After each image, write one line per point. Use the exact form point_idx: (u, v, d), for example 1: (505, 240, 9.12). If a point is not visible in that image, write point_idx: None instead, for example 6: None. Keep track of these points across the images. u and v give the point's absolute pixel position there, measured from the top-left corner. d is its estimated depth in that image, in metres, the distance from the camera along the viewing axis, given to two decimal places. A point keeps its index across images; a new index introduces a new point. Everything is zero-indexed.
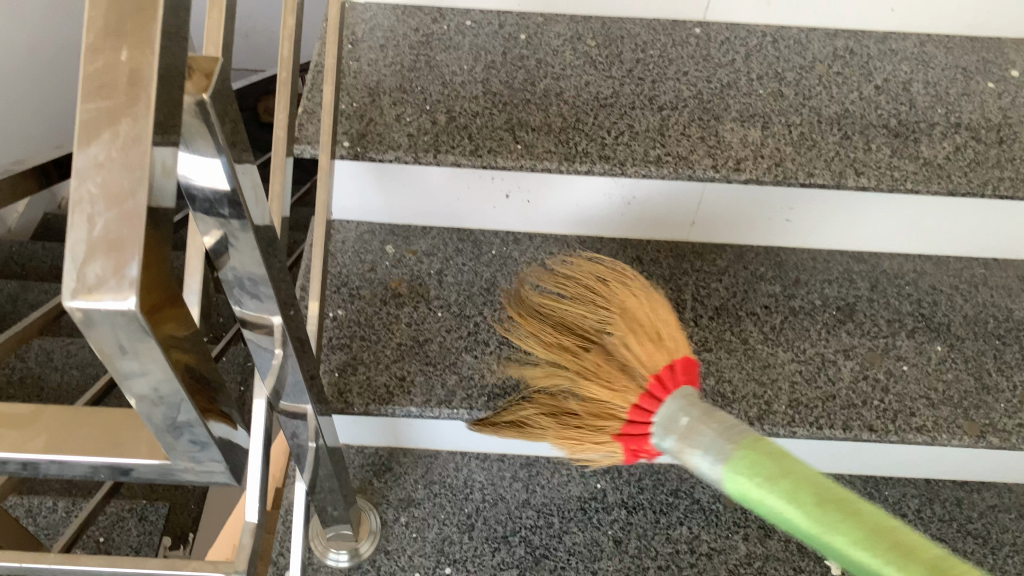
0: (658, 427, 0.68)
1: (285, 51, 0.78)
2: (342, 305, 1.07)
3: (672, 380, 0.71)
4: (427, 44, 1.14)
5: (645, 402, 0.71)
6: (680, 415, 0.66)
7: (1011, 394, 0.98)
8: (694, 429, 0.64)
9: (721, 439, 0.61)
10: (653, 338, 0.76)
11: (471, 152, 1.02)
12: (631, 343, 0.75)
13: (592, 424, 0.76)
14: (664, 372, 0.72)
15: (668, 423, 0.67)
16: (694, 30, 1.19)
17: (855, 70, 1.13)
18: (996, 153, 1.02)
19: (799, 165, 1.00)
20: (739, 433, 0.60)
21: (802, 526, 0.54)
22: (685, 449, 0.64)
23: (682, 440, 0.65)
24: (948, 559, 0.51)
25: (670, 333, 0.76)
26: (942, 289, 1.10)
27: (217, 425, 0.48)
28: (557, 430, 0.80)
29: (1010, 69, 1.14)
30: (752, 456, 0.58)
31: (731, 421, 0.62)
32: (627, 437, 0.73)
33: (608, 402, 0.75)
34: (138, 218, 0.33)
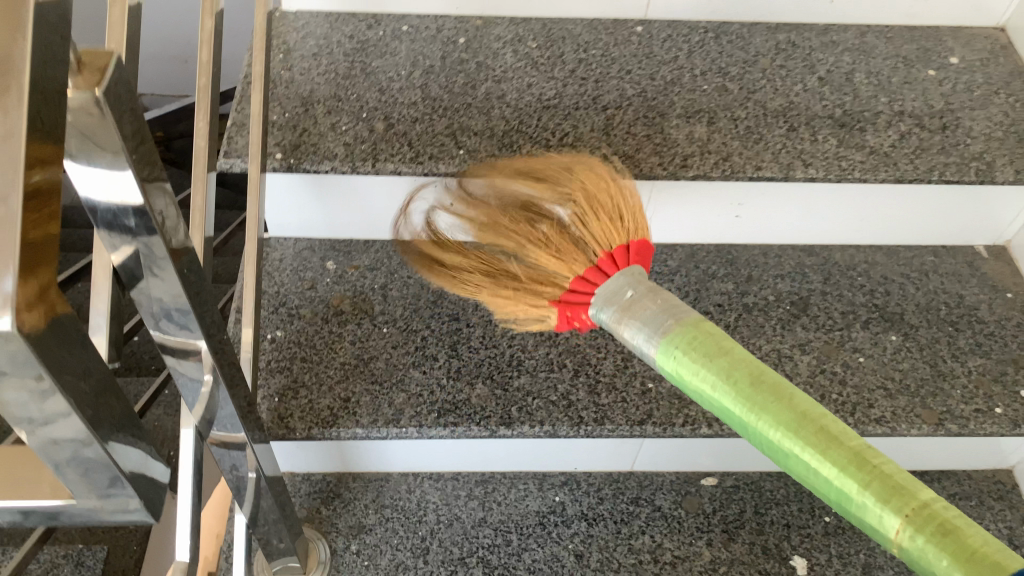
0: (597, 299, 0.62)
1: (204, 55, 0.74)
2: (281, 326, 1.02)
3: (622, 259, 0.64)
4: (363, 51, 1.11)
5: (591, 275, 0.64)
6: (626, 288, 0.61)
7: (966, 379, 0.98)
8: (636, 303, 0.59)
9: (662, 316, 0.57)
10: (613, 216, 0.68)
11: (411, 159, 0.99)
12: (591, 215, 0.68)
13: (529, 287, 0.68)
14: (617, 249, 0.65)
15: (611, 295, 0.61)
16: (636, 28, 1.17)
17: (798, 62, 1.12)
18: (940, 140, 1.02)
19: (746, 159, 0.99)
20: (677, 313, 0.56)
21: (729, 405, 0.52)
22: (625, 322, 0.59)
23: (621, 312, 0.59)
24: (872, 450, 0.49)
25: (634, 215, 0.69)
26: (894, 278, 1.09)
27: (129, 459, 0.44)
28: (490, 289, 0.71)
29: (951, 56, 1.14)
30: (693, 334, 0.55)
31: (674, 302, 0.58)
32: (563, 305, 0.66)
33: (551, 269, 0.67)
34: (11, 227, 0.28)
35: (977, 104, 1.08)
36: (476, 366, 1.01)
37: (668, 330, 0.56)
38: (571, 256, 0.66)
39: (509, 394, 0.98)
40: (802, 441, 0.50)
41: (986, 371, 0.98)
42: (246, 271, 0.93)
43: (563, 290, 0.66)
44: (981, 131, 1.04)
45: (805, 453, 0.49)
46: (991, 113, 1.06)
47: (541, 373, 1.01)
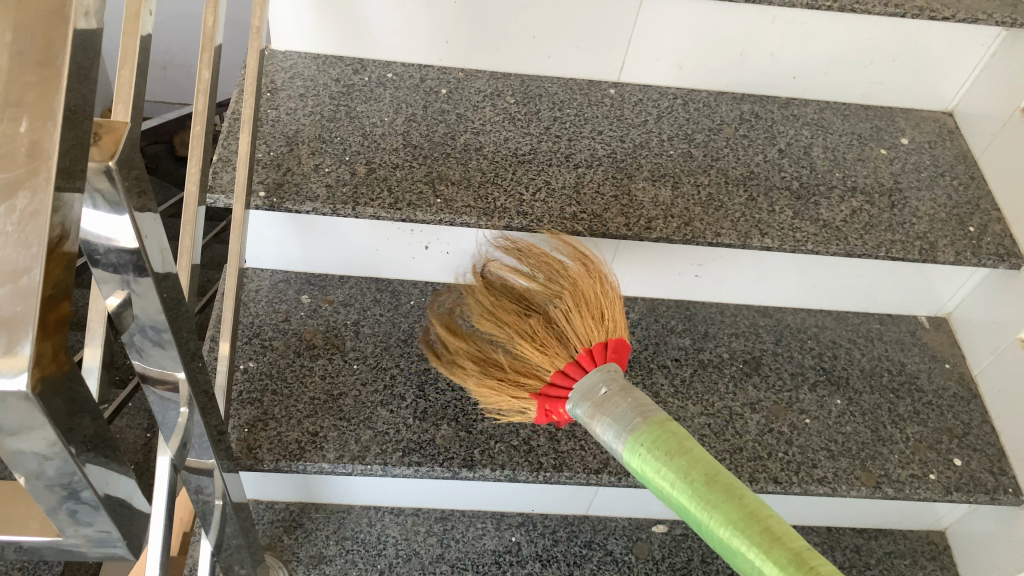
0: (576, 394, 0.77)
1: (200, 104, 0.77)
2: (253, 357, 1.05)
3: (601, 356, 0.80)
4: (348, 95, 1.15)
5: (571, 369, 0.81)
6: (600, 386, 0.75)
7: (904, 445, 1.06)
8: (609, 401, 0.73)
9: (632, 414, 0.71)
10: (598, 317, 0.84)
11: (391, 205, 1.02)
12: (578, 316, 0.84)
13: (513, 378, 0.84)
14: (596, 347, 0.81)
15: (588, 392, 0.76)
16: (609, 90, 1.23)
17: (759, 134, 1.19)
18: (888, 218, 1.10)
19: (707, 225, 1.05)
20: (648, 415, 0.70)
21: (685, 501, 0.65)
22: (598, 419, 0.73)
23: (594, 408, 0.74)
24: (811, 550, 0.60)
25: (614, 317, 0.85)
26: (842, 343, 1.18)
27: (114, 490, 0.48)
28: (478, 379, 0.87)
29: (901, 137, 1.22)
30: (658, 433, 0.69)
31: (642, 399, 0.73)
32: (544, 398, 0.81)
33: (537, 362, 0.83)
34: (32, 296, 0.34)
35: (923, 185, 1.15)
36: (441, 408, 1.04)
37: (636, 427, 0.70)
38: (554, 346, 0.83)
39: (472, 437, 1.02)
40: (749, 540, 0.61)
41: (923, 438, 1.07)
42: (225, 302, 0.96)
43: (546, 380, 0.82)
44: (925, 211, 1.11)
45: (749, 550, 0.61)
46: (935, 194, 1.14)
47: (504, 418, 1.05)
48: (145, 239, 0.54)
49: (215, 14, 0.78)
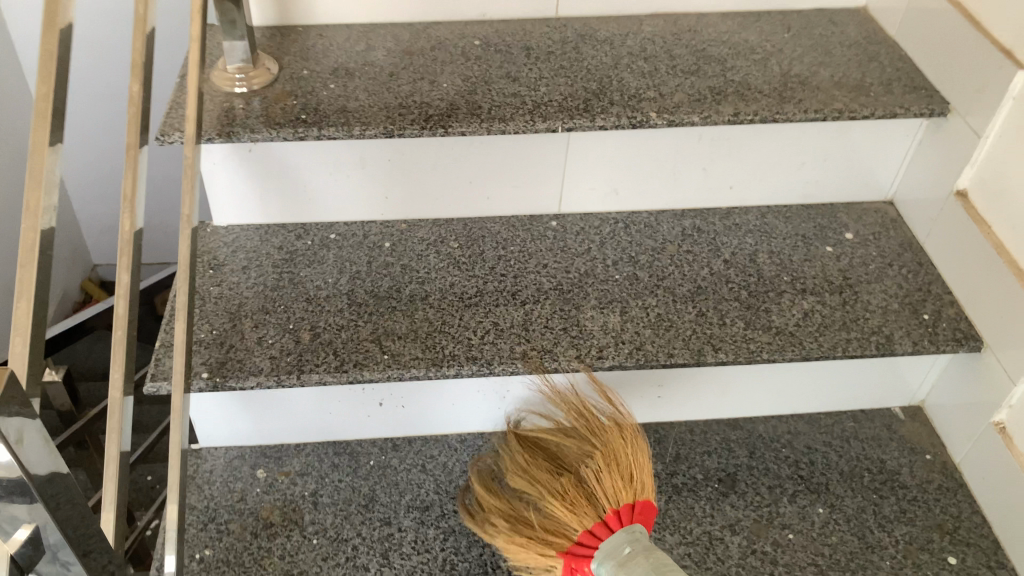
0: (602, 552, 0.82)
1: (121, 308, 0.77)
2: (209, 543, 1.03)
3: (628, 517, 0.84)
4: (291, 261, 1.16)
5: (599, 529, 0.84)
6: (624, 546, 0.81)
7: (894, 551, 1.03)
8: (633, 559, 0.78)
9: (652, 572, 0.76)
10: (627, 479, 0.87)
11: (336, 368, 1.02)
12: (608, 475, 0.87)
13: (542, 535, 0.86)
14: (623, 508, 0.85)
15: (612, 551, 0.81)
16: (551, 223, 1.25)
17: (703, 247, 1.20)
18: (840, 316, 1.09)
19: (658, 347, 1.05)
20: (666, 573, 0.75)
21: None
22: (621, 575, 0.78)
23: (618, 566, 0.79)
24: None
25: (642, 478, 0.89)
26: (818, 447, 1.16)
27: None
28: (508, 535, 0.89)
29: (845, 232, 1.23)
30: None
31: (662, 560, 0.78)
32: (569, 557, 0.85)
33: (567, 521, 0.85)
34: None
35: (872, 277, 1.15)
36: (408, 575, 1.01)
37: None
38: (585, 505, 0.85)
39: None
40: None
41: (912, 540, 1.04)
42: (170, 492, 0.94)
43: (574, 538, 0.85)
44: (878, 304, 1.11)
45: None
46: (885, 286, 1.14)
47: None
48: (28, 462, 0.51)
49: (130, 218, 0.78)
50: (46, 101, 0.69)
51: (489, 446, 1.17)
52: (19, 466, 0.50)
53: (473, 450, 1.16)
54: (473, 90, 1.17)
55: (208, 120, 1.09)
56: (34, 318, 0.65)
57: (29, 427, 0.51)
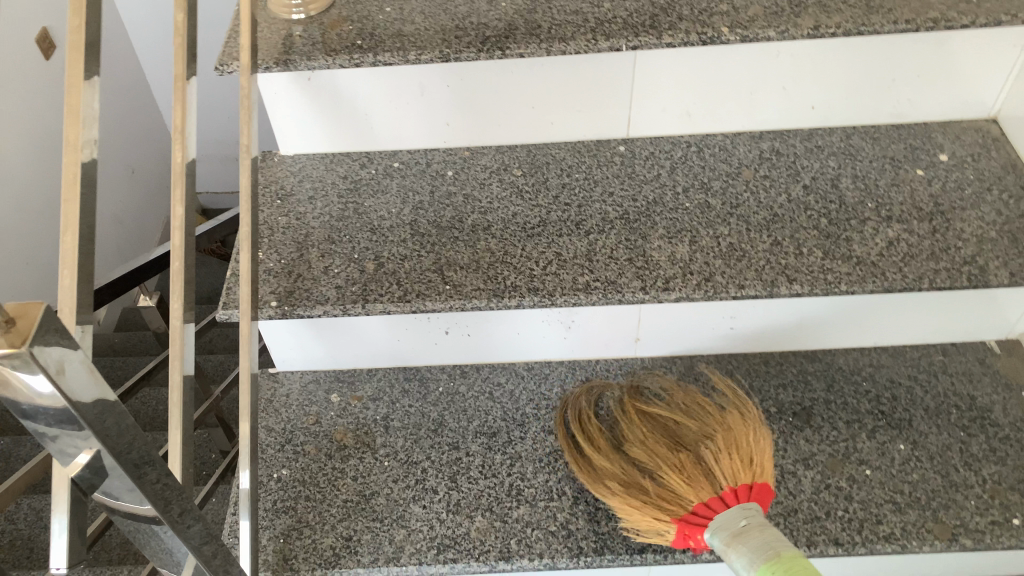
0: (714, 525, 0.80)
1: (178, 241, 0.78)
2: (286, 464, 1.07)
3: (746, 496, 0.82)
4: (355, 191, 1.15)
5: (713, 502, 0.83)
6: (741, 519, 0.78)
7: (980, 490, 0.98)
8: (748, 532, 0.76)
9: (765, 547, 0.73)
10: (748, 462, 0.86)
11: (400, 297, 1.02)
12: (728, 456, 0.86)
13: (656, 502, 0.86)
14: (742, 487, 0.83)
15: (725, 524, 0.79)
16: (618, 148, 1.19)
17: (782, 171, 1.12)
18: (930, 245, 1.02)
19: (729, 278, 1.00)
20: (779, 545, 0.72)
21: None
22: (734, 546, 0.76)
23: (732, 538, 0.77)
24: None
25: (763, 463, 0.87)
26: (901, 382, 1.11)
27: None
28: (621, 498, 0.89)
29: (939, 153, 1.14)
30: (787, 562, 0.70)
31: (780, 538, 0.74)
32: (684, 524, 0.83)
33: (683, 492, 0.85)
34: None
35: (967, 203, 1.07)
36: (475, 498, 1.02)
37: (765, 555, 0.72)
38: (703, 483, 0.84)
39: (508, 526, 0.99)
40: None
41: (1001, 480, 0.99)
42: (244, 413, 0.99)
43: (688, 512, 0.84)
44: (972, 233, 1.03)
45: None
46: (982, 213, 1.05)
47: (540, 502, 1.01)
48: (75, 394, 0.51)
49: (182, 149, 0.78)
50: (80, 34, 0.68)
51: (554, 377, 1.16)
52: (63, 396, 0.50)
53: (538, 379, 1.16)
54: (532, 9, 1.11)
55: (266, 48, 1.07)
56: (80, 256, 0.65)
57: (77, 354, 0.50)
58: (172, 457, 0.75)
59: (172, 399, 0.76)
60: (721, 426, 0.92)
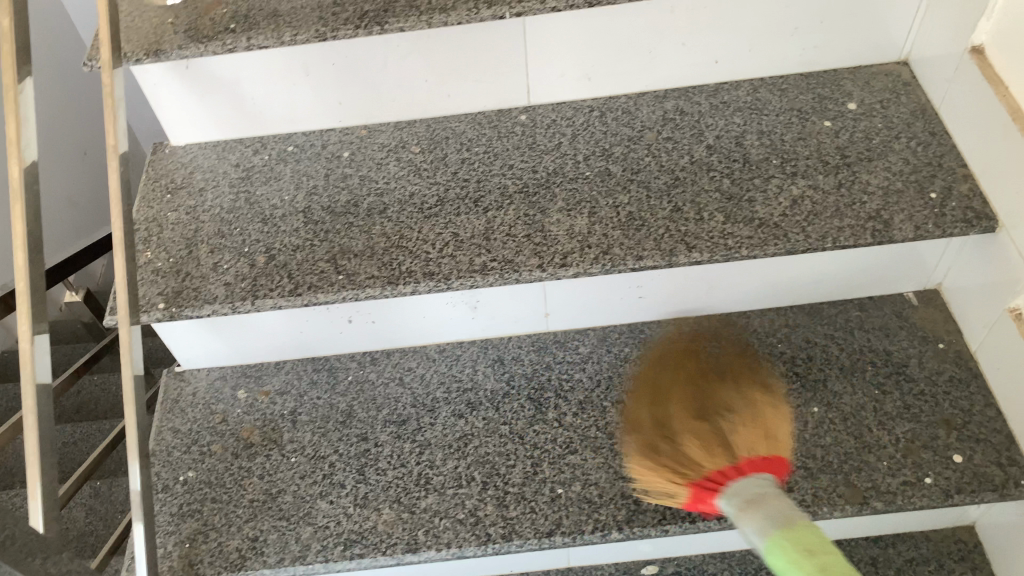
0: (725, 493, 0.73)
1: (22, 258, 0.80)
2: (193, 466, 1.05)
3: (745, 471, 0.76)
4: (247, 180, 1.11)
5: (729, 471, 0.77)
6: (754, 487, 0.71)
7: (895, 450, 0.97)
8: (761, 500, 0.67)
9: (776, 518, 0.63)
10: (766, 433, 0.80)
11: (291, 291, 0.98)
12: (745, 426, 0.81)
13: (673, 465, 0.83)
14: (744, 460, 0.77)
15: (738, 489, 0.71)
16: (520, 117, 1.15)
17: (685, 132, 1.08)
18: (834, 201, 0.99)
19: (627, 249, 0.97)
20: (794, 514, 0.63)
21: None
22: (745, 511, 0.67)
23: (745, 502, 0.68)
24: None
25: (780, 438, 0.80)
26: (818, 341, 1.09)
27: None
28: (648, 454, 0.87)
29: (848, 102, 1.09)
30: (798, 534, 0.60)
31: (788, 502, 0.66)
32: (697, 487, 0.79)
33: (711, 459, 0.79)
34: None
35: (874, 154, 1.03)
36: (382, 489, 1.00)
37: (777, 522, 0.62)
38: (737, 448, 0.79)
39: (415, 516, 0.98)
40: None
41: (915, 439, 0.97)
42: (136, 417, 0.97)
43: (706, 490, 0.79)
44: (878, 186, 0.99)
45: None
46: (889, 164, 1.02)
47: (449, 490, 1.00)
48: None
49: (18, 164, 0.79)
50: None
51: (467, 357, 1.14)
52: None
53: (451, 361, 1.14)
54: None
55: (135, 39, 1.01)
56: None
57: None
58: (31, 469, 0.79)
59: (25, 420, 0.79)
60: (730, 407, 0.86)
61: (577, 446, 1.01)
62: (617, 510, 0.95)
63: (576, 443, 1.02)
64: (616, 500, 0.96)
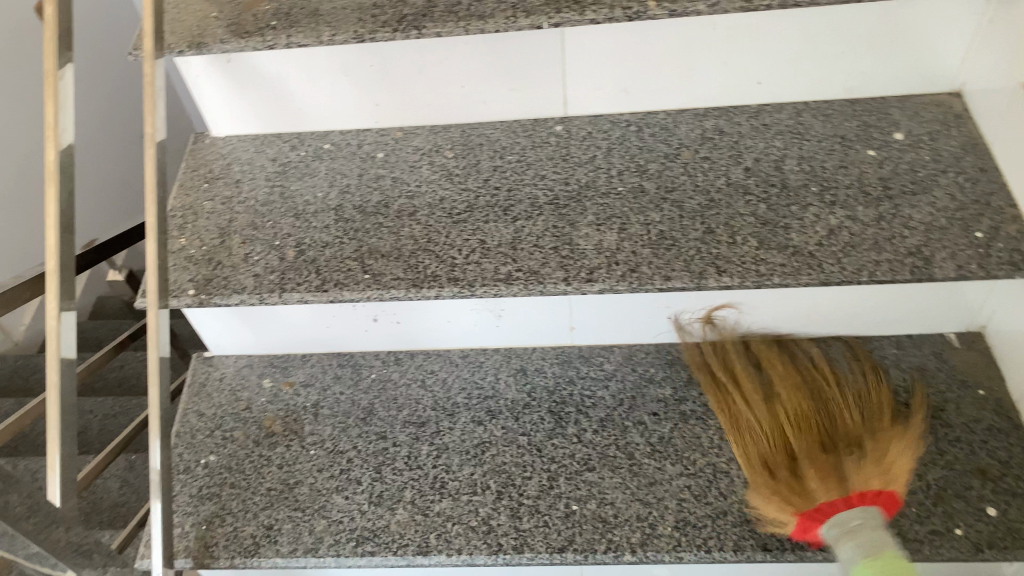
0: (835, 527, 0.78)
1: (52, 239, 0.81)
2: (215, 450, 1.06)
3: (869, 501, 0.79)
4: (283, 174, 1.12)
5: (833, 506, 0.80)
6: (855, 517, 0.78)
7: (922, 495, 0.94)
8: (861, 531, 0.76)
9: (873, 545, 0.74)
10: (882, 466, 0.83)
11: (318, 287, 0.99)
12: (861, 461, 0.84)
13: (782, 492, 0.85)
14: (867, 492, 0.80)
15: (843, 524, 0.78)
16: (556, 127, 1.14)
17: (723, 152, 1.07)
18: (873, 234, 0.96)
19: (656, 269, 0.95)
20: (886, 546, 0.74)
21: None
22: (844, 541, 0.76)
23: (844, 532, 0.77)
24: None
25: (899, 471, 0.83)
26: (849, 376, 1.06)
27: None
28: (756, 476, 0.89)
29: (894, 131, 1.07)
30: (886, 562, 0.72)
31: (887, 536, 0.76)
32: (803, 518, 0.82)
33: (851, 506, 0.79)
34: None
35: (918, 187, 1.00)
36: (397, 490, 1.00)
37: (867, 551, 0.74)
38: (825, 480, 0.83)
39: (429, 519, 0.97)
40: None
41: (945, 485, 0.94)
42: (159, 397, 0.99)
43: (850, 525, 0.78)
44: (920, 221, 0.96)
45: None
46: (934, 199, 0.98)
47: (463, 496, 0.99)
48: None
49: (54, 148, 0.80)
50: None
51: (489, 365, 1.14)
52: None
53: (472, 367, 1.13)
54: None
55: (179, 30, 1.03)
56: None
57: None
58: (48, 445, 0.81)
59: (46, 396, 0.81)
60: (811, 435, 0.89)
61: (593, 463, 1.00)
62: (631, 532, 0.93)
63: (593, 461, 1.00)
64: (631, 521, 0.94)
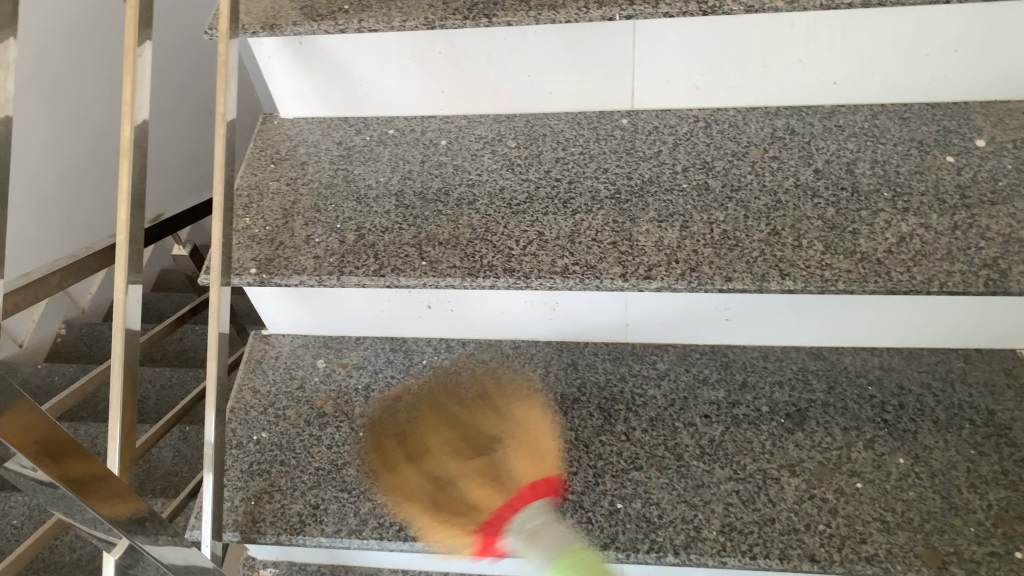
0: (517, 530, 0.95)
1: (124, 214, 0.83)
2: (267, 427, 1.08)
3: (531, 496, 0.98)
4: (347, 158, 1.13)
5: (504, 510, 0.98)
6: (536, 517, 0.96)
7: (983, 516, 0.90)
8: (544, 532, 0.94)
9: (558, 542, 0.92)
10: (532, 455, 1.01)
11: (375, 272, 1.00)
12: (512, 459, 1.02)
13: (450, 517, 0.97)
14: (528, 491, 0.98)
15: (522, 525, 0.96)
16: (621, 120, 1.12)
17: (793, 153, 1.04)
18: (947, 243, 0.92)
19: (716, 269, 0.93)
20: (573, 540, 0.93)
21: None
22: (529, 547, 0.93)
23: (526, 538, 0.94)
24: None
25: (547, 461, 1.01)
26: (912, 389, 1.03)
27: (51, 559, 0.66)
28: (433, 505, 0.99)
29: (976, 138, 1.02)
30: (578, 557, 0.91)
31: (568, 534, 0.94)
32: (484, 531, 0.96)
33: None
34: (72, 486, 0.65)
35: (998, 198, 0.96)
36: (443, 477, 1.01)
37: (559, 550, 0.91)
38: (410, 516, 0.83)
39: (472, 509, 0.98)
40: None
41: (1008, 506, 0.90)
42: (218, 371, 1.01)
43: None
44: (998, 232, 0.92)
45: None
46: (1015, 211, 0.94)
47: (508, 487, 0.99)
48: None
49: (129, 125, 0.82)
50: None
51: (540, 357, 1.13)
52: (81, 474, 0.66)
53: (523, 359, 1.13)
54: None
55: (254, 12, 1.04)
56: None
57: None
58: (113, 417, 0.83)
59: (112, 366, 0.83)
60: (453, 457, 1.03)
61: (641, 462, 0.99)
62: (675, 534, 0.92)
63: (641, 459, 0.99)
64: (675, 523, 0.93)
